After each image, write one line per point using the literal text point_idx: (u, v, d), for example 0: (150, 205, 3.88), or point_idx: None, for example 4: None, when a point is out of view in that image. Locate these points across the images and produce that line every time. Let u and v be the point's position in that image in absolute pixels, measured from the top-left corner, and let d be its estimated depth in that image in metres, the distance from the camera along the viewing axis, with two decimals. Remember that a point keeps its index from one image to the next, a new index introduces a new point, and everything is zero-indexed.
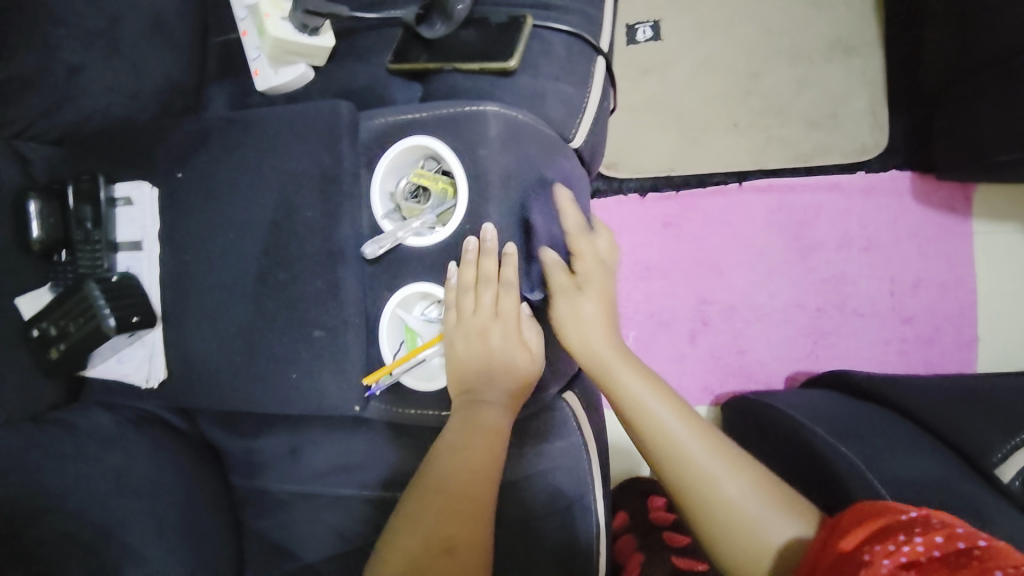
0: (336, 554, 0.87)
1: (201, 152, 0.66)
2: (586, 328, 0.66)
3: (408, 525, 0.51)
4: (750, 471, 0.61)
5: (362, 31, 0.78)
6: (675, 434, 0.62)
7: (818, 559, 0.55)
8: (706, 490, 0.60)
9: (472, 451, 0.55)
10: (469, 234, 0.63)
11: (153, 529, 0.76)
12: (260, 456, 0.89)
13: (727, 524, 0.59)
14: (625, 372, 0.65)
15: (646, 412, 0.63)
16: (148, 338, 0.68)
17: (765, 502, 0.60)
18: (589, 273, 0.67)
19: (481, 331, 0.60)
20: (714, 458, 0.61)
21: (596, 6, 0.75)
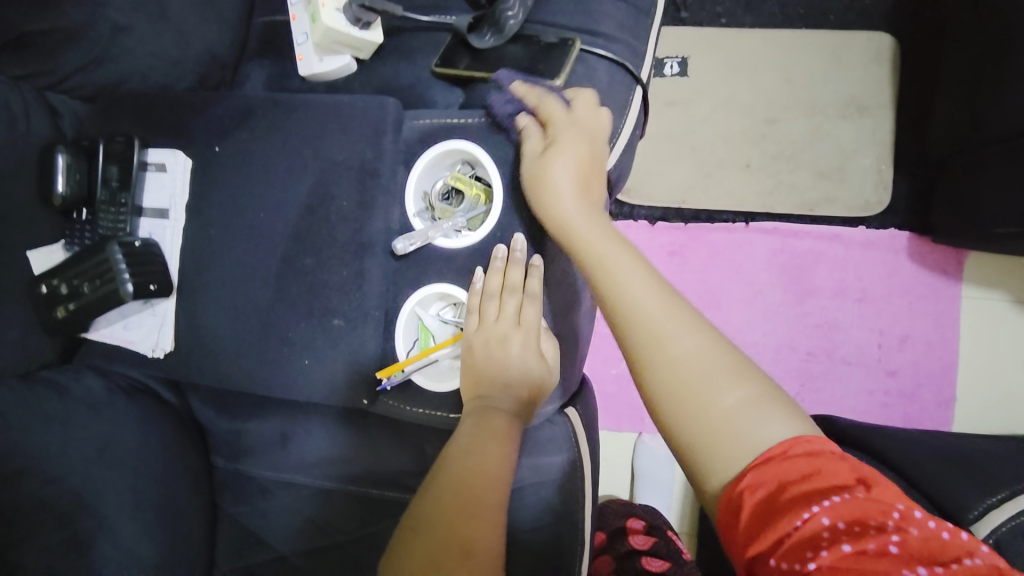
0: (310, 547, 0.86)
1: (240, 128, 0.66)
2: (547, 184, 0.62)
3: (423, 529, 0.52)
4: (724, 373, 0.51)
5: (409, 31, 0.79)
6: (633, 293, 0.56)
7: (776, 467, 0.46)
8: (658, 356, 0.53)
9: (481, 454, 0.56)
10: (499, 242, 0.65)
11: (129, 503, 0.75)
12: (249, 439, 0.88)
13: (681, 397, 0.50)
14: (585, 223, 0.60)
15: (601, 270, 0.58)
16: (161, 307, 0.68)
17: (729, 371, 0.51)
18: (560, 132, 0.62)
19: (501, 338, 0.61)
20: (671, 322, 0.54)
21: (640, 39, 0.78)
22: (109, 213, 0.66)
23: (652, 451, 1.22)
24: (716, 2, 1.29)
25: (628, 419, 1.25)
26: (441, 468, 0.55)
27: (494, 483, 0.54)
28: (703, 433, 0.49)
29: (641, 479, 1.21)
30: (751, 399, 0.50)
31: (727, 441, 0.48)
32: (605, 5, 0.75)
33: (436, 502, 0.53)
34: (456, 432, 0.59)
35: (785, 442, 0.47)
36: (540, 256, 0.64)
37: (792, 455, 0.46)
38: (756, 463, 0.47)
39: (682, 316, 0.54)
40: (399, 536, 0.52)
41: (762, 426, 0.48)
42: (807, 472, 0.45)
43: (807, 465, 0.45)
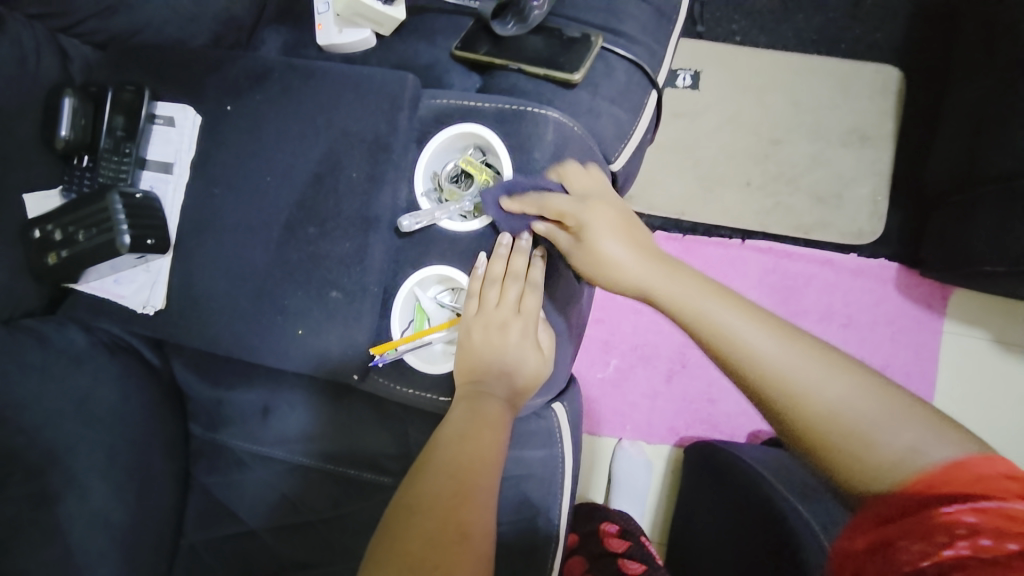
0: (280, 522, 0.86)
1: (254, 90, 0.65)
2: (606, 264, 0.62)
3: (416, 511, 0.50)
4: (868, 406, 0.50)
5: (432, 13, 0.79)
6: (753, 339, 0.54)
7: (941, 494, 0.45)
8: (802, 409, 0.51)
9: (473, 438, 0.56)
10: (505, 230, 0.65)
11: (102, 461, 0.74)
12: (230, 408, 0.86)
13: (853, 444, 0.49)
14: (657, 275, 0.61)
15: (712, 314, 0.57)
16: (155, 264, 0.66)
17: (879, 411, 0.49)
18: (590, 215, 0.62)
19: (501, 324, 0.61)
20: (807, 367, 0.52)
21: (660, 44, 0.78)
22: (110, 161, 0.65)
23: (630, 457, 1.23)
24: (733, 20, 1.31)
25: (609, 423, 1.27)
26: (434, 452, 0.55)
27: (486, 467, 0.54)
28: (864, 477, 0.48)
29: (617, 482, 1.22)
30: (909, 428, 0.48)
31: (895, 482, 0.47)
32: (629, 6, 0.76)
33: (429, 482, 0.52)
34: (448, 416, 0.59)
35: (951, 468, 0.46)
36: (544, 247, 0.65)
37: (960, 479, 0.45)
38: (911, 490, 0.46)
39: (808, 351, 0.53)
40: (389, 522, 0.50)
41: (927, 455, 0.47)
42: (966, 489, 0.44)
43: (971, 484, 0.45)
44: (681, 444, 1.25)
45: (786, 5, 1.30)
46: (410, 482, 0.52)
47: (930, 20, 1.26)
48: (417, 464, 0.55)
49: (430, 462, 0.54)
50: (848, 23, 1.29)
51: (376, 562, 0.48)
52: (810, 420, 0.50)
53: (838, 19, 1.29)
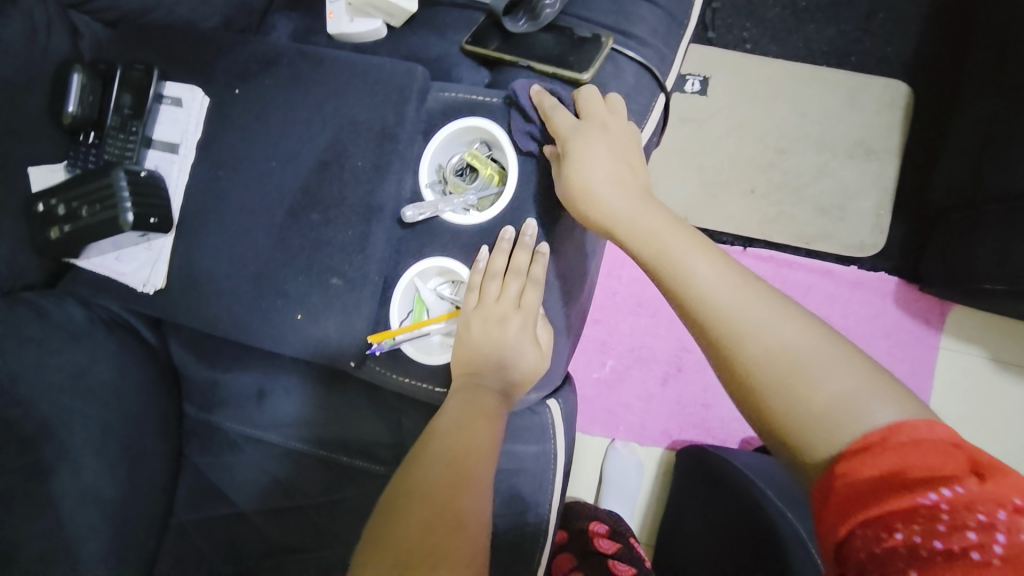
0: (271, 506, 0.87)
1: (264, 73, 0.65)
2: (582, 181, 0.61)
3: (411, 499, 0.50)
4: (820, 357, 0.48)
5: (444, 6, 0.79)
6: (704, 282, 0.54)
7: (878, 452, 0.44)
8: (744, 349, 0.50)
9: (468, 429, 0.56)
10: (508, 225, 0.65)
11: (96, 437, 0.74)
12: (226, 391, 0.87)
13: (782, 386, 0.48)
14: (630, 208, 0.60)
15: (671, 257, 0.57)
16: (157, 244, 0.66)
17: (825, 358, 0.48)
18: (581, 134, 0.61)
19: (500, 317, 0.61)
20: (752, 313, 0.52)
21: (670, 47, 0.79)
22: (117, 138, 0.65)
23: (622, 458, 1.24)
24: (744, 27, 1.31)
25: (602, 424, 1.27)
26: (429, 442, 0.55)
27: (480, 457, 0.54)
28: (798, 424, 0.47)
29: (608, 483, 1.23)
30: (854, 380, 0.47)
31: (833, 433, 0.46)
32: (640, 8, 0.76)
33: (423, 471, 0.52)
34: (444, 407, 0.59)
35: (889, 427, 0.44)
36: (547, 244, 0.65)
37: (894, 442, 0.44)
38: (851, 448, 0.45)
39: (768, 298, 0.53)
40: (384, 511, 0.50)
41: (867, 411, 0.46)
42: (913, 460, 0.43)
43: (919, 450, 0.43)
44: (673, 447, 1.26)
45: (797, 15, 1.30)
46: (403, 471, 0.52)
47: (940, 36, 1.27)
48: (411, 455, 0.55)
49: (424, 452, 0.54)
50: (858, 36, 1.29)
51: (369, 549, 0.47)
52: (753, 358, 0.50)
53: (849, 31, 1.29)
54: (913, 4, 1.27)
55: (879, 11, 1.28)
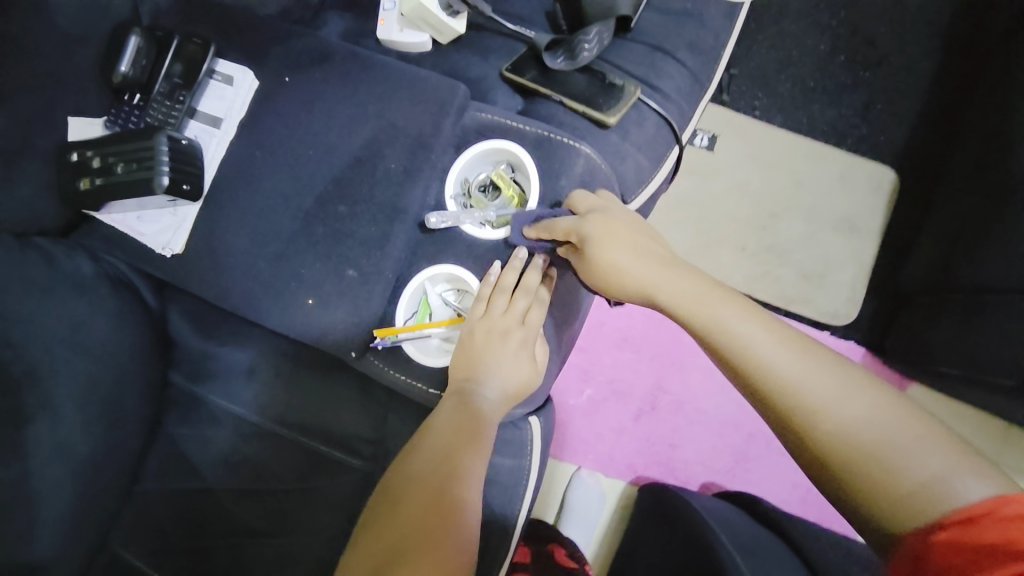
0: (240, 483, 0.88)
1: (315, 67, 0.68)
2: (609, 266, 0.64)
3: (395, 503, 0.57)
4: (897, 430, 0.50)
5: (490, 33, 0.84)
6: (757, 350, 0.56)
7: (981, 532, 0.45)
8: (811, 426, 0.52)
9: (458, 432, 0.61)
10: (521, 245, 0.69)
11: (82, 390, 0.76)
12: (217, 364, 0.89)
13: (862, 462, 0.50)
14: (667, 282, 0.62)
15: (718, 327, 0.58)
16: (182, 210, 0.68)
17: (896, 434, 0.50)
18: (598, 227, 0.64)
19: (503, 331, 0.64)
20: (816, 386, 0.53)
21: (690, 105, 0.85)
22: (163, 104, 0.67)
23: (586, 486, 1.27)
24: (756, 96, 1.40)
25: (573, 449, 1.31)
26: (415, 450, 0.61)
27: (469, 457, 0.60)
28: (889, 501, 0.49)
29: (569, 509, 1.25)
30: (937, 453, 0.49)
31: (923, 517, 0.47)
32: (669, 66, 0.82)
33: (419, 465, 0.60)
34: (439, 409, 0.64)
35: (990, 507, 0.46)
36: (556, 268, 0.69)
37: (1000, 517, 0.45)
38: (954, 536, 0.46)
39: (835, 368, 0.54)
40: (373, 511, 0.58)
41: (961, 488, 0.47)
42: (993, 526, 0.45)
43: (1014, 532, 0.44)
44: (636, 482, 1.29)
45: (806, 93, 1.40)
46: (403, 463, 0.60)
47: (935, 133, 1.37)
48: (410, 447, 0.62)
49: (421, 449, 0.61)
50: (857, 121, 1.39)
51: (374, 527, 0.57)
52: (830, 438, 0.51)
53: (850, 116, 1.39)
54: (911, 100, 1.37)
55: (879, 102, 1.39)
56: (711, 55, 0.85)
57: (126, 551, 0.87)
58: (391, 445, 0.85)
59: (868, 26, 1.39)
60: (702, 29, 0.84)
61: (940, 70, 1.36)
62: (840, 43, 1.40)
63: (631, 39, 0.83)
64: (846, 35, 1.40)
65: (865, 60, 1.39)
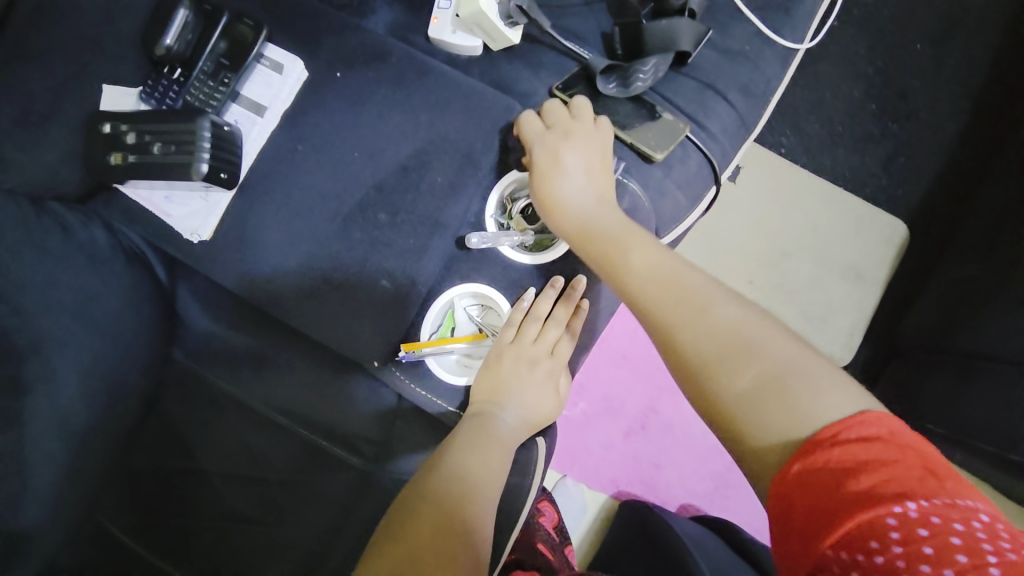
0: (235, 468, 0.88)
1: (369, 66, 0.66)
2: (550, 194, 0.64)
3: (407, 521, 0.57)
4: (750, 347, 0.55)
5: (544, 46, 0.83)
6: (638, 271, 0.60)
7: (830, 452, 0.48)
8: (675, 337, 0.57)
9: (476, 457, 0.61)
10: (557, 274, 0.68)
11: (84, 363, 0.74)
12: (223, 346, 0.86)
13: (714, 371, 0.55)
14: (581, 204, 0.64)
15: (608, 249, 0.62)
16: (214, 197, 0.66)
17: (749, 350, 0.54)
18: (548, 151, 0.64)
19: (532, 360, 0.65)
20: (683, 302, 0.58)
21: (734, 146, 0.84)
22: (205, 86, 0.64)
23: (569, 494, 1.31)
24: (784, 133, 1.41)
25: (560, 459, 1.33)
26: (436, 468, 0.60)
27: (485, 481, 0.60)
28: (745, 415, 0.53)
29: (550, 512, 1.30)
30: (780, 370, 0.53)
31: (770, 425, 0.52)
32: (719, 105, 0.82)
33: (433, 484, 0.59)
34: (457, 430, 0.64)
35: (836, 423, 0.50)
36: (589, 301, 0.68)
37: (843, 439, 0.49)
38: (807, 447, 0.49)
39: (706, 291, 0.58)
40: (389, 528, 0.57)
41: (804, 404, 0.51)
42: (859, 456, 0.48)
43: (855, 447, 0.48)
44: (618, 497, 1.31)
45: (833, 137, 1.41)
46: (416, 483, 0.60)
47: (955, 193, 1.38)
48: (424, 467, 0.62)
49: (436, 469, 0.60)
50: (878, 171, 1.41)
51: (383, 545, 0.55)
52: (688, 351, 0.56)
53: (872, 165, 1.41)
54: (933, 158, 1.39)
55: (902, 155, 1.40)
56: (761, 99, 0.84)
57: (114, 521, 0.87)
58: (395, 448, 0.84)
59: (903, 79, 1.40)
60: (756, 72, 0.83)
61: (966, 132, 1.38)
62: (873, 92, 1.40)
63: (685, 73, 0.81)
64: (879, 85, 1.40)
65: (895, 112, 1.40)
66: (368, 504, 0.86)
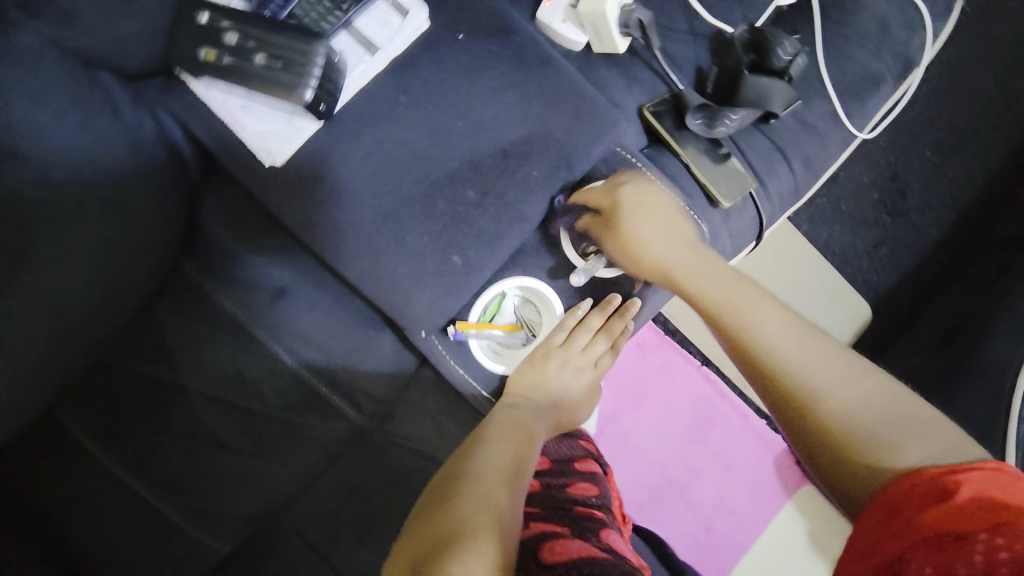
0: (224, 397, 0.83)
1: (492, 39, 0.66)
2: (639, 242, 0.66)
3: (441, 501, 0.57)
4: (878, 409, 0.58)
5: (643, 62, 0.83)
6: (767, 330, 0.63)
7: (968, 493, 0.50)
8: (820, 405, 0.59)
9: (506, 449, 0.63)
10: (616, 293, 0.71)
11: (94, 253, 0.67)
12: (243, 271, 0.80)
13: (874, 437, 0.56)
14: (687, 258, 0.66)
15: (731, 300, 0.64)
16: (299, 123, 0.63)
17: (877, 412, 0.57)
18: (635, 193, 0.67)
19: (575, 367, 0.70)
20: (815, 370, 0.60)
21: (783, 209, 0.89)
22: (320, 5, 0.62)
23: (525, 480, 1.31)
24: None
25: None
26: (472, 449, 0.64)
27: (513, 471, 0.62)
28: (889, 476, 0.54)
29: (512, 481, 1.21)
30: (909, 428, 0.56)
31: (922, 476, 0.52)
32: (782, 168, 0.86)
33: (467, 470, 0.61)
34: (488, 424, 0.66)
35: (982, 476, 0.50)
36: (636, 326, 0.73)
37: (970, 474, 0.51)
38: (939, 494, 0.50)
39: (826, 357, 0.61)
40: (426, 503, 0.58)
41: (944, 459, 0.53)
42: (963, 483, 0.50)
43: (985, 477, 0.50)
44: None
45: None
46: (453, 472, 0.61)
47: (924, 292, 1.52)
48: (457, 460, 0.63)
49: (470, 459, 0.62)
50: (861, 254, 1.43)
51: (417, 525, 0.55)
52: (820, 416, 0.58)
53: (859, 248, 1.43)
54: (912, 258, 1.42)
55: (885, 246, 1.43)
56: (816, 172, 0.90)
57: (80, 422, 0.81)
58: (397, 411, 0.85)
59: (904, 177, 1.43)
60: (821, 148, 0.88)
61: (943, 240, 1.41)
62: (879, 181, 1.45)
63: (762, 130, 0.85)
64: (884, 178, 1.43)
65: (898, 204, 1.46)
66: (353, 455, 0.87)
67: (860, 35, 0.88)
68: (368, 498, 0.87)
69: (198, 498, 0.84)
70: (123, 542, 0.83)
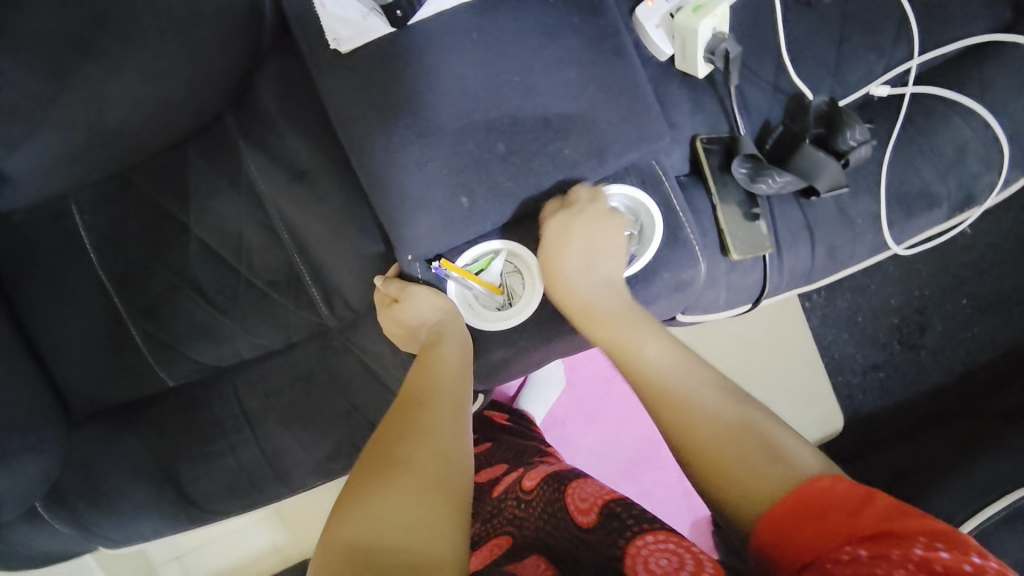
0: (217, 246, 0.87)
1: (578, 13, 0.68)
2: (560, 265, 0.68)
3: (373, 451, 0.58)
4: (752, 437, 0.56)
5: (717, 95, 0.83)
6: (654, 362, 0.63)
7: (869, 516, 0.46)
8: (692, 436, 0.57)
9: (439, 416, 0.61)
10: (482, 258, 0.72)
11: (151, 65, 0.72)
12: (275, 141, 0.83)
13: (730, 459, 0.55)
14: (596, 291, 0.68)
15: (629, 330, 0.65)
16: (373, 20, 0.67)
17: (749, 443, 0.55)
18: (560, 226, 0.68)
19: (397, 313, 0.73)
20: (695, 402, 0.59)
21: (790, 285, 0.89)
22: None
23: None
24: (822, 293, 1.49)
25: None
26: (421, 408, 0.61)
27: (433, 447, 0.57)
28: (741, 480, 0.54)
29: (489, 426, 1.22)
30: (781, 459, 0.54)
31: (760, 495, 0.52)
32: (803, 248, 0.86)
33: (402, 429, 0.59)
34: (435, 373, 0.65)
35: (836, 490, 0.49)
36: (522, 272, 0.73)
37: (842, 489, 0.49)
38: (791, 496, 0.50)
39: (715, 388, 0.60)
40: (366, 484, 0.54)
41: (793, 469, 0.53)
42: (881, 510, 0.45)
43: (864, 496, 0.47)
44: None
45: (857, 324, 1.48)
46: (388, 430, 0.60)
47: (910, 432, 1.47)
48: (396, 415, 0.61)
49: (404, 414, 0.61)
50: (857, 369, 1.34)
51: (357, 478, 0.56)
52: (686, 444, 0.57)
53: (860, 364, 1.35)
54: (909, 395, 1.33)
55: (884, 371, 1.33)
56: (836, 265, 0.89)
57: (89, 217, 0.87)
58: (362, 326, 0.87)
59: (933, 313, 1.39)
60: (851, 243, 0.87)
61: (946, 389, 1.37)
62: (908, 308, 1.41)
63: (800, 204, 0.85)
64: (911, 305, 1.32)
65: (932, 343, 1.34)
66: (308, 350, 0.89)
67: (934, 152, 0.86)
68: (305, 392, 0.89)
69: (162, 327, 0.88)
70: (84, 338, 0.88)
